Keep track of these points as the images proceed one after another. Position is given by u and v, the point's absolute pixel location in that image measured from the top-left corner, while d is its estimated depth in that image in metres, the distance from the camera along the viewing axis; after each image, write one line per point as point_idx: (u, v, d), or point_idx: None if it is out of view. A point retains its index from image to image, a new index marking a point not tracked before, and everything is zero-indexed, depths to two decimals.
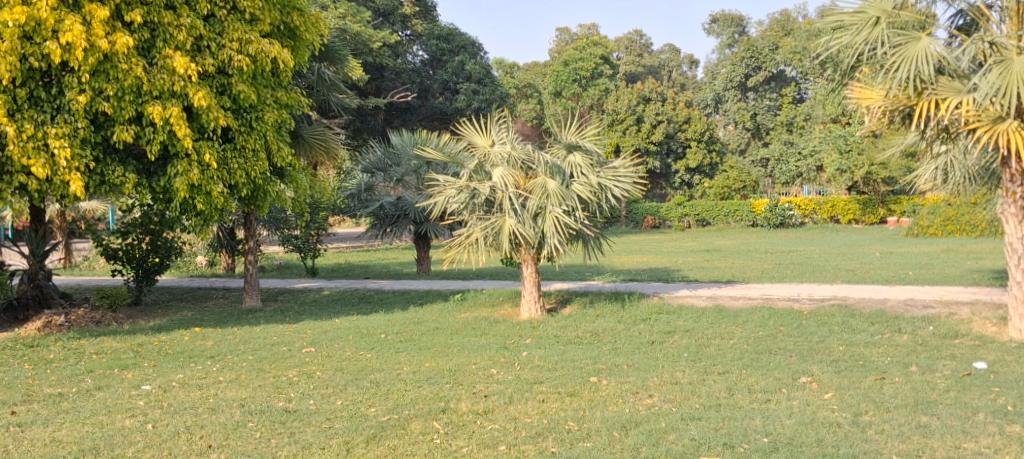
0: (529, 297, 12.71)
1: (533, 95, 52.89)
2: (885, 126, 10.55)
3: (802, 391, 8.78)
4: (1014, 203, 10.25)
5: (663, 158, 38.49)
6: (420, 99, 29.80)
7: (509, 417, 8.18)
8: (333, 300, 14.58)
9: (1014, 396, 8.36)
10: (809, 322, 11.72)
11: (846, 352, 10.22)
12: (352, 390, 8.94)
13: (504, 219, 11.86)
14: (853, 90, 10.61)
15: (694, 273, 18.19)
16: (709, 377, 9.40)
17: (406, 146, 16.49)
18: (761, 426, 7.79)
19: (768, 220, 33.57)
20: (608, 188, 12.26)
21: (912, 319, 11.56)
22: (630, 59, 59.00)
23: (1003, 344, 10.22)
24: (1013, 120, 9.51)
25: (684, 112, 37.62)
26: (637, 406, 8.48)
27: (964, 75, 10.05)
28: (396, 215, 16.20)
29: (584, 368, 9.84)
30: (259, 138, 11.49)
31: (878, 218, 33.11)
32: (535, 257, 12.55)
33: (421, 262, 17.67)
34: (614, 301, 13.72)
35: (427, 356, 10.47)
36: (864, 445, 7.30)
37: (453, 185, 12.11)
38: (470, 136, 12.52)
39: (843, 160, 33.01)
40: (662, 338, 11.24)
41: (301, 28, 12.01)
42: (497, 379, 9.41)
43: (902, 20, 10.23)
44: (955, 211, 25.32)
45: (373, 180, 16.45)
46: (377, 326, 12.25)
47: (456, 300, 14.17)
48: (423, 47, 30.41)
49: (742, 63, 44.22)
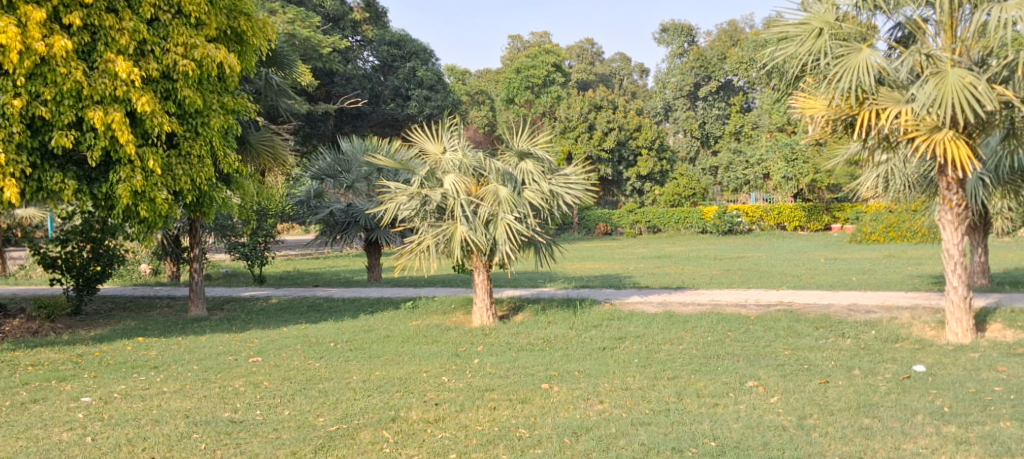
0: (481, 304, 12.72)
1: (484, 102, 52.82)
2: (828, 135, 10.81)
3: (749, 395, 8.91)
4: (951, 210, 10.49)
5: (615, 166, 38.80)
6: (371, 105, 29.51)
7: (460, 425, 8.17)
8: (281, 309, 14.39)
9: (952, 397, 8.58)
10: (756, 327, 11.91)
11: (792, 356, 10.39)
12: (300, 400, 8.86)
13: (456, 226, 11.87)
14: (798, 100, 10.87)
15: (645, 280, 18.32)
16: (659, 381, 9.49)
17: (356, 152, 16.35)
18: (709, 430, 7.89)
19: (717, 227, 34.01)
20: (560, 195, 12.33)
21: (854, 323, 11.78)
22: (580, 67, 59.63)
23: (941, 347, 10.48)
24: (949, 130, 9.88)
25: (635, 120, 37.99)
26: (589, 411, 8.53)
27: (903, 85, 10.31)
28: (346, 221, 16.10)
29: (535, 375, 9.87)
30: (205, 144, 11.34)
31: (823, 225, 33.86)
32: (487, 265, 12.50)
33: (372, 269, 17.50)
34: (566, 307, 13.77)
35: (377, 364, 10.43)
36: (809, 447, 7.42)
37: (405, 192, 12.09)
38: (422, 143, 12.52)
39: (788, 168, 33.51)
40: (613, 344, 11.32)
41: (248, 32, 11.86)
42: (448, 387, 9.40)
43: (845, 31, 10.42)
44: (896, 218, 25.88)
45: (323, 186, 16.26)
46: (326, 335, 12.15)
47: (408, 308, 14.09)
48: (374, 53, 30.33)
49: (691, 73, 44.76)
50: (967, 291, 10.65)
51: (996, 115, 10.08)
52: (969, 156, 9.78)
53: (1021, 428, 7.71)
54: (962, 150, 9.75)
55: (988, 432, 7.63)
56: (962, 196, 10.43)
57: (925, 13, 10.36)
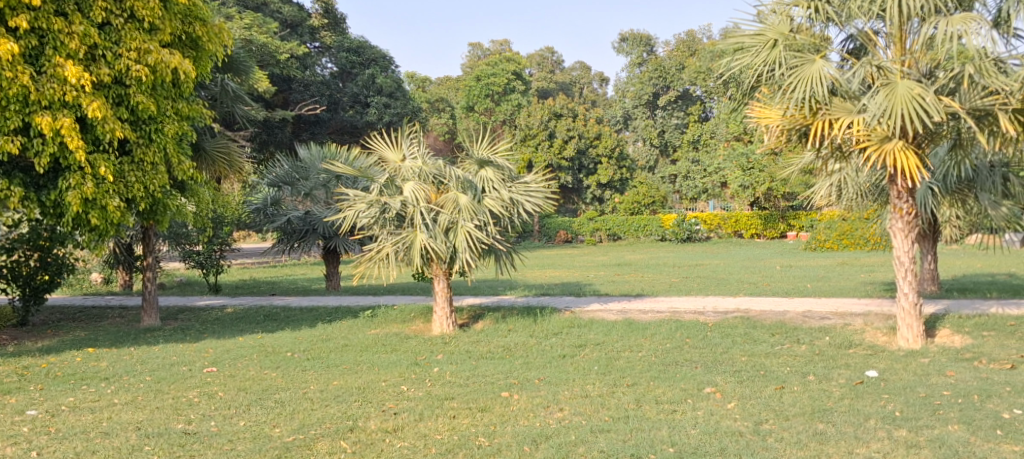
0: (441, 313, 12.67)
1: (444, 110, 52.76)
2: (783, 144, 10.96)
3: (707, 401, 8.98)
4: (901, 218, 10.69)
5: (575, 174, 38.99)
6: (330, 112, 29.40)
7: (419, 434, 8.13)
8: (236, 318, 14.21)
9: (903, 401, 8.71)
10: (714, 334, 12.00)
11: (749, 362, 10.49)
12: (256, 411, 8.76)
13: (415, 234, 11.83)
14: (753, 109, 11.01)
15: (605, 287, 18.39)
16: (618, 389, 9.52)
17: (314, 159, 16.25)
18: (668, 436, 7.94)
19: (676, 234, 34.20)
20: (520, 203, 12.32)
21: (809, 330, 11.93)
22: (541, 75, 59.87)
23: (892, 352, 10.65)
24: (899, 140, 10.09)
25: (595, 128, 38.20)
26: (549, 419, 8.54)
27: (854, 96, 10.48)
28: (304, 229, 15.96)
29: (495, 383, 9.85)
30: (159, 151, 11.20)
31: (779, 233, 34.33)
32: (446, 273, 12.45)
33: (330, 277, 17.37)
34: (527, 315, 13.77)
35: (336, 373, 10.35)
36: (764, 453, 7.50)
37: (363, 199, 12.00)
38: (381, 150, 12.49)
39: (745, 176, 33.86)
40: (573, 352, 11.35)
41: (203, 38, 11.73)
42: (408, 396, 9.34)
43: (799, 42, 10.56)
44: (850, 226, 26.34)
45: (280, 194, 16.12)
46: (283, 344, 12.02)
47: (366, 317, 13.99)
48: (332, 59, 30.14)
49: (650, 83, 44.84)
50: (917, 298, 10.84)
51: (943, 125, 10.29)
52: (918, 166, 10.00)
53: (968, 431, 7.85)
54: (911, 160, 9.97)
55: (937, 435, 7.76)
56: (912, 204, 10.63)
57: (876, 26, 10.56)
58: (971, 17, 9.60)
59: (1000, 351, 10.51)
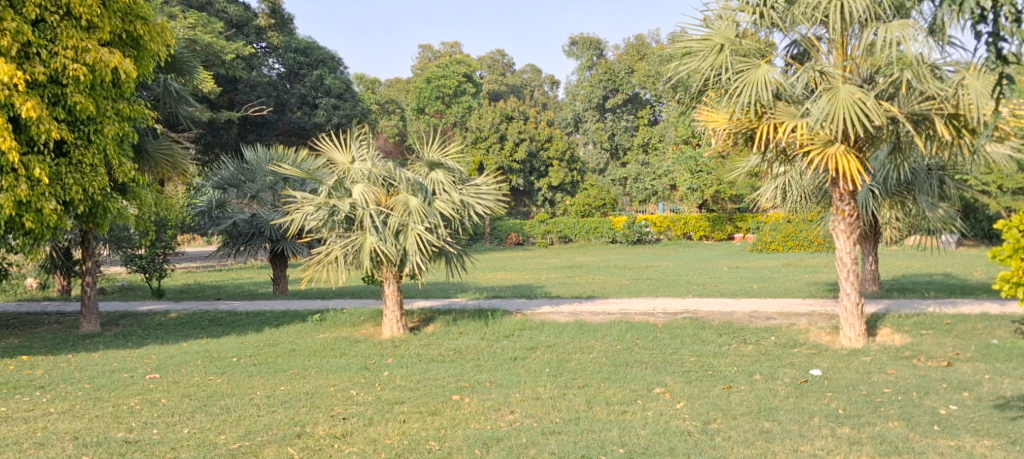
0: (391, 316, 12.58)
1: (394, 111, 52.47)
2: (729, 147, 11.11)
3: (656, 401, 9.03)
4: (843, 220, 10.88)
5: (526, 176, 39.05)
6: (277, 114, 29.08)
7: (368, 439, 8.05)
8: (180, 323, 13.95)
9: (846, 399, 8.84)
10: (663, 335, 12.08)
11: (697, 363, 10.57)
12: (200, 417, 8.60)
13: (365, 236, 11.75)
14: (700, 113, 11.12)
15: (556, 289, 18.42)
16: (569, 390, 9.53)
17: (261, 161, 16.04)
18: (618, 437, 7.96)
19: (627, 237, 34.46)
20: (471, 205, 12.31)
21: (756, 330, 12.07)
22: (492, 77, 59.88)
23: (836, 351, 10.83)
24: (841, 144, 10.28)
25: (546, 131, 38.33)
26: (500, 422, 8.51)
27: (798, 100, 10.65)
28: (250, 232, 15.69)
29: (446, 386, 9.81)
30: (98, 152, 10.97)
31: (726, 235, 34.76)
32: (396, 276, 12.36)
33: (278, 281, 17.13)
34: (477, 318, 13.72)
35: (283, 378, 10.21)
36: (712, 452, 7.55)
37: (311, 202, 11.88)
38: (330, 152, 12.36)
39: (693, 179, 34.20)
40: (525, 354, 11.35)
41: (144, 37, 11.50)
42: (357, 400, 9.25)
43: (745, 47, 10.68)
44: (795, 228, 26.84)
45: (225, 196, 15.87)
46: (229, 349, 11.83)
47: (315, 321, 13.83)
48: (279, 60, 29.84)
49: (599, 85, 45.30)
50: (859, 298, 11.03)
51: (883, 129, 10.48)
52: (859, 169, 10.23)
53: (908, 428, 8.00)
54: (852, 163, 10.18)
55: (878, 432, 7.88)
56: (854, 206, 10.82)
57: (819, 31, 10.71)
58: (909, 24, 9.78)
59: (938, 349, 10.74)
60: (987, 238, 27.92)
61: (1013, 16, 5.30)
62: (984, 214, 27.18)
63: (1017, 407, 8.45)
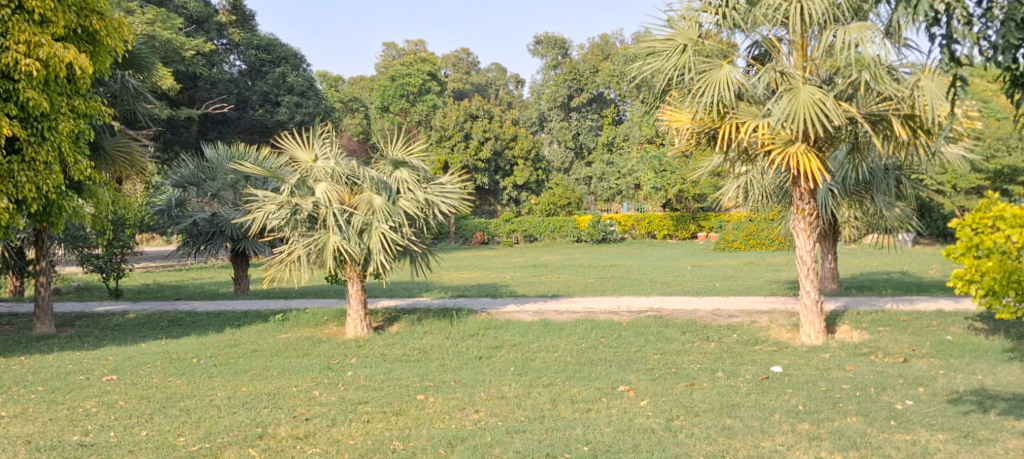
0: (355, 316, 12.49)
1: (358, 109, 52.19)
2: (692, 147, 11.18)
3: (620, 399, 9.05)
4: (803, 219, 10.98)
5: (491, 175, 39.01)
6: (238, 111, 28.73)
7: (331, 440, 7.98)
8: (138, 324, 13.73)
9: (806, 396, 8.93)
10: (627, 333, 12.11)
11: (660, 360, 10.61)
12: (159, 419, 8.47)
13: (328, 235, 11.64)
14: (664, 113, 11.17)
15: (521, 288, 18.42)
16: (534, 389, 9.52)
17: (222, 159, 15.87)
18: (582, 435, 7.95)
19: (592, 235, 34.57)
20: (436, 204, 12.24)
21: (718, 327, 12.15)
22: (457, 76, 59.74)
23: (796, 348, 10.94)
24: (801, 143, 10.38)
25: (511, 130, 38.34)
26: (465, 421, 8.48)
27: (759, 101, 10.74)
28: (210, 231, 15.50)
29: (411, 386, 9.75)
30: (53, 150, 10.76)
31: (690, 234, 35.03)
32: (360, 275, 12.27)
33: (240, 281, 16.95)
34: (442, 317, 13.68)
35: (244, 379, 10.09)
36: (675, 449, 7.57)
37: (273, 201, 11.74)
38: (293, 150, 12.26)
39: (657, 178, 34.40)
40: (490, 353, 11.33)
41: (101, 32, 11.29)
42: (320, 401, 9.16)
43: (707, 48, 10.72)
44: (756, 226, 27.09)
45: (185, 195, 15.67)
46: (189, 350, 11.66)
47: (276, 321, 13.69)
48: (240, 57, 29.59)
49: (564, 85, 45.40)
50: (819, 295, 11.14)
51: (842, 129, 10.60)
52: (819, 169, 10.32)
53: (865, 423, 8.09)
54: (812, 163, 10.27)
55: (837, 428, 7.96)
56: (813, 206, 10.92)
57: (779, 33, 10.80)
58: (866, 26, 9.90)
59: (895, 346, 10.87)
60: (942, 237, 28.43)
61: (966, 19, 5.36)
62: (939, 213, 27.65)
63: (971, 401, 8.58)
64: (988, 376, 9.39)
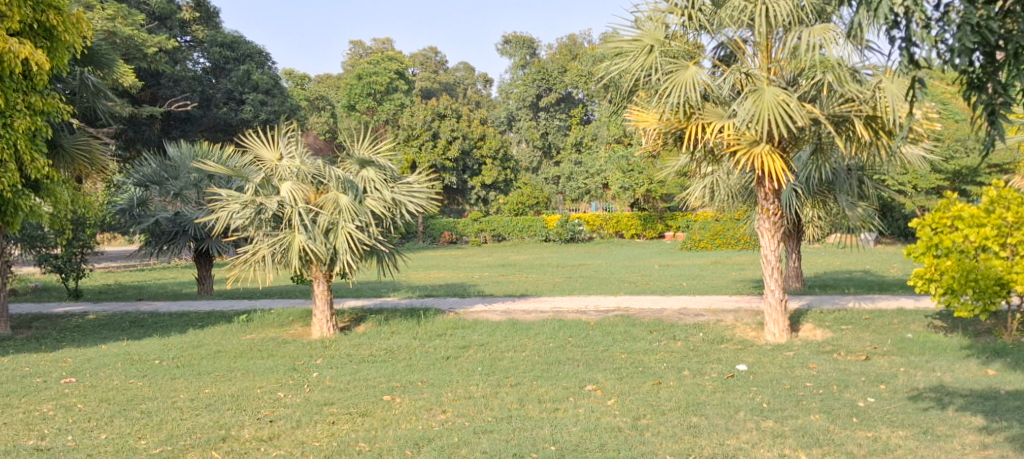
0: (320, 316, 12.36)
1: (325, 108, 51.83)
2: (659, 147, 11.19)
3: (588, 398, 9.02)
4: (768, 219, 11.03)
5: (459, 175, 38.88)
6: (201, 109, 28.36)
7: (296, 442, 7.88)
8: (98, 325, 13.50)
9: (770, 394, 8.96)
10: (595, 333, 12.09)
11: (628, 359, 10.61)
12: (119, 422, 8.31)
13: (293, 235, 11.50)
14: (631, 113, 11.17)
15: (489, 288, 18.37)
16: (501, 389, 9.47)
17: (185, 157, 15.66)
18: (549, 435, 7.92)
19: (560, 235, 34.61)
20: (403, 204, 12.14)
21: (685, 326, 12.18)
22: (424, 74, 59.49)
23: (761, 347, 10.99)
24: (766, 144, 10.44)
25: (479, 130, 38.28)
26: (431, 422, 8.41)
27: (725, 102, 10.78)
28: (173, 231, 15.28)
29: (377, 387, 9.66)
30: (8, 147, 10.55)
31: (658, 233, 35.23)
32: (326, 275, 12.15)
33: (203, 281, 16.73)
34: (409, 317, 13.60)
35: (207, 381, 9.94)
36: (642, 447, 7.56)
37: (237, 200, 11.58)
38: (257, 149, 12.09)
39: (625, 178, 34.52)
40: (457, 353, 11.25)
41: (58, 27, 11.06)
42: (284, 403, 9.04)
43: (674, 49, 10.73)
44: (722, 226, 27.26)
45: (147, 194, 15.44)
46: (150, 351, 11.48)
47: (241, 321, 13.53)
48: (204, 54, 29.25)
49: (533, 84, 45.36)
50: (783, 294, 11.20)
51: (806, 130, 10.66)
52: (783, 169, 10.38)
53: (828, 420, 8.13)
54: (777, 163, 10.33)
55: (800, 425, 7.99)
56: (778, 206, 10.98)
57: (745, 34, 10.84)
58: (830, 28, 9.95)
59: (857, 344, 10.96)
60: (903, 236, 28.81)
61: (924, 22, 5.39)
62: (900, 212, 27.97)
63: (930, 398, 8.66)
64: (947, 373, 9.50)
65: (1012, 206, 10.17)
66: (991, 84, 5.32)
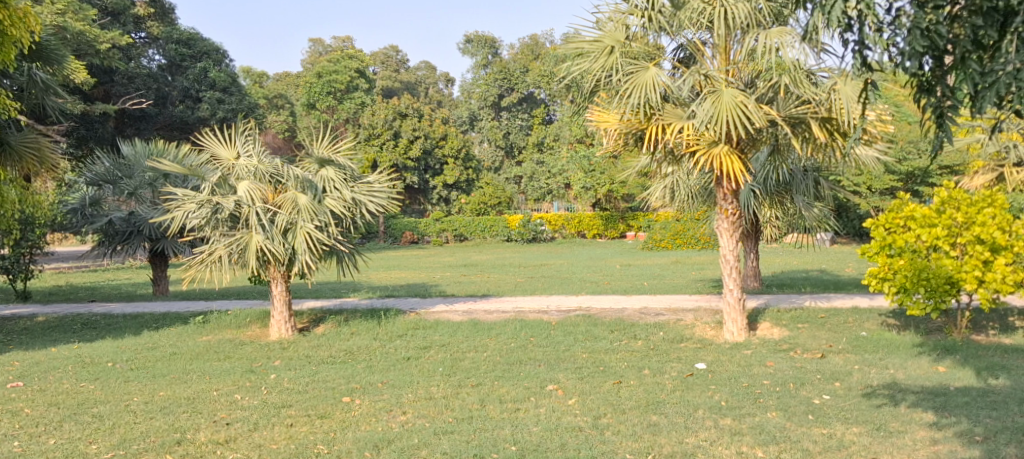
0: (279, 317, 12.19)
1: (283, 106, 51.30)
2: (620, 148, 11.20)
3: (549, 398, 8.99)
4: (727, 219, 11.08)
5: (420, 174, 38.69)
6: (157, 107, 27.89)
7: (253, 444, 7.75)
8: (48, 328, 13.20)
9: (728, 392, 9.00)
10: (556, 333, 12.05)
11: (589, 359, 10.59)
12: (69, 427, 8.11)
13: (251, 235, 11.33)
14: (592, 114, 11.15)
15: (451, 288, 18.28)
16: (463, 389, 9.40)
17: (140, 156, 15.38)
18: (510, 435, 7.86)
19: (522, 235, 34.59)
20: (363, 203, 12.01)
21: (646, 326, 12.20)
22: (386, 73, 59.19)
23: (720, 345, 11.04)
24: (724, 145, 10.50)
25: (441, 129, 38.16)
26: (391, 423, 8.31)
27: (684, 103, 10.82)
28: (127, 231, 15.00)
29: (336, 388, 9.53)
30: None
31: (619, 233, 35.39)
32: (284, 276, 12.00)
33: (158, 282, 16.45)
34: (370, 318, 13.47)
35: (162, 383, 9.74)
36: (602, 446, 7.53)
37: (193, 199, 11.38)
38: (213, 148, 11.87)
39: (587, 178, 34.61)
40: (418, 354, 11.16)
41: (5, 22, 10.77)
42: (241, 405, 8.89)
43: (634, 50, 10.73)
44: (682, 226, 27.41)
45: (100, 193, 15.15)
46: (102, 354, 11.23)
47: (197, 323, 13.31)
48: (159, 51, 28.85)
49: (495, 84, 45.31)
50: (741, 293, 11.26)
51: (763, 132, 10.75)
52: (741, 170, 10.46)
53: (785, 418, 8.17)
54: (735, 164, 10.40)
55: (758, 423, 8.02)
56: (736, 206, 11.04)
57: (704, 36, 10.89)
58: (786, 31, 10.04)
59: (813, 342, 11.06)
60: (858, 236, 29.23)
61: (876, 26, 5.40)
62: (855, 212, 28.32)
63: (883, 395, 8.74)
64: (900, 370, 9.60)
65: (962, 207, 10.36)
66: (940, 87, 5.26)
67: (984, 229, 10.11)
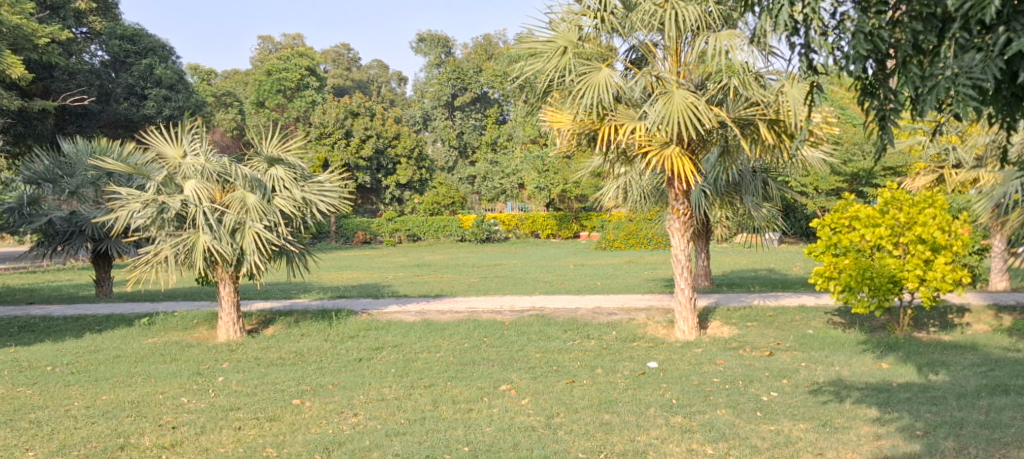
0: (226, 319, 11.98)
1: (232, 104, 50.56)
2: (573, 148, 11.20)
3: (502, 398, 8.94)
4: (677, 219, 11.13)
5: (373, 174, 38.40)
6: (100, 104, 27.27)
7: (200, 448, 7.58)
8: None
9: (679, 390, 9.03)
10: (510, 333, 12.01)
11: (542, 359, 10.56)
12: (5, 433, 7.87)
13: (198, 235, 11.10)
14: (545, 113, 11.13)
15: (403, 288, 18.14)
16: (415, 390, 9.31)
17: (81, 155, 15.02)
18: (463, 435, 7.80)
19: (476, 235, 34.50)
20: (313, 203, 11.85)
21: (598, 325, 12.21)
22: (337, 72, 58.69)
23: (671, 344, 11.08)
24: (675, 146, 10.55)
25: (393, 128, 37.94)
26: (342, 425, 8.19)
27: (637, 104, 10.83)
28: (68, 231, 14.64)
29: (286, 391, 9.37)
30: None
31: (573, 233, 35.50)
32: (232, 276, 11.80)
33: (102, 283, 16.09)
34: (321, 319, 13.31)
35: (105, 387, 9.51)
36: (555, 445, 7.49)
37: (138, 199, 11.14)
38: (159, 146, 11.58)
39: (540, 178, 34.67)
40: (369, 355, 11.03)
41: None
42: (188, 408, 8.71)
43: (587, 51, 10.72)
44: (635, 226, 27.52)
45: (39, 192, 14.75)
46: (43, 357, 10.93)
47: (142, 325, 13.02)
48: (103, 47, 28.26)
49: (448, 84, 45.16)
50: (693, 292, 11.31)
51: (713, 133, 10.83)
52: (692, 171, 10.53)
53: (734, 415, 8.21)
54: (685, 165, 10.48)
55: (708, 420, 8.05)
56: (687, 206, 11.09)
57: (655, 38, 10.91)
58: (736, 34, 10.09)
59: (762, 340, 11.16)
60: (805, 236, 29.66)
61: (821, 30, 5.43)
62: (803, 212, 28.73)
63: (829, 391, 8.84)
64: (846, 367, 9.72)
65: (904, 207, 10.49)
66: (883, 90, 5.28)
67: (926, 229, 10.29)
